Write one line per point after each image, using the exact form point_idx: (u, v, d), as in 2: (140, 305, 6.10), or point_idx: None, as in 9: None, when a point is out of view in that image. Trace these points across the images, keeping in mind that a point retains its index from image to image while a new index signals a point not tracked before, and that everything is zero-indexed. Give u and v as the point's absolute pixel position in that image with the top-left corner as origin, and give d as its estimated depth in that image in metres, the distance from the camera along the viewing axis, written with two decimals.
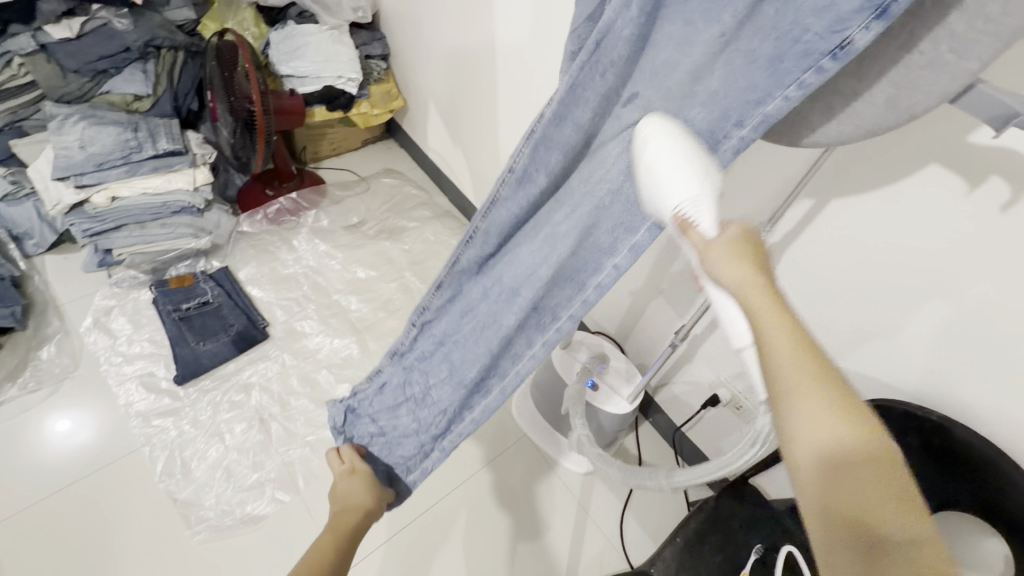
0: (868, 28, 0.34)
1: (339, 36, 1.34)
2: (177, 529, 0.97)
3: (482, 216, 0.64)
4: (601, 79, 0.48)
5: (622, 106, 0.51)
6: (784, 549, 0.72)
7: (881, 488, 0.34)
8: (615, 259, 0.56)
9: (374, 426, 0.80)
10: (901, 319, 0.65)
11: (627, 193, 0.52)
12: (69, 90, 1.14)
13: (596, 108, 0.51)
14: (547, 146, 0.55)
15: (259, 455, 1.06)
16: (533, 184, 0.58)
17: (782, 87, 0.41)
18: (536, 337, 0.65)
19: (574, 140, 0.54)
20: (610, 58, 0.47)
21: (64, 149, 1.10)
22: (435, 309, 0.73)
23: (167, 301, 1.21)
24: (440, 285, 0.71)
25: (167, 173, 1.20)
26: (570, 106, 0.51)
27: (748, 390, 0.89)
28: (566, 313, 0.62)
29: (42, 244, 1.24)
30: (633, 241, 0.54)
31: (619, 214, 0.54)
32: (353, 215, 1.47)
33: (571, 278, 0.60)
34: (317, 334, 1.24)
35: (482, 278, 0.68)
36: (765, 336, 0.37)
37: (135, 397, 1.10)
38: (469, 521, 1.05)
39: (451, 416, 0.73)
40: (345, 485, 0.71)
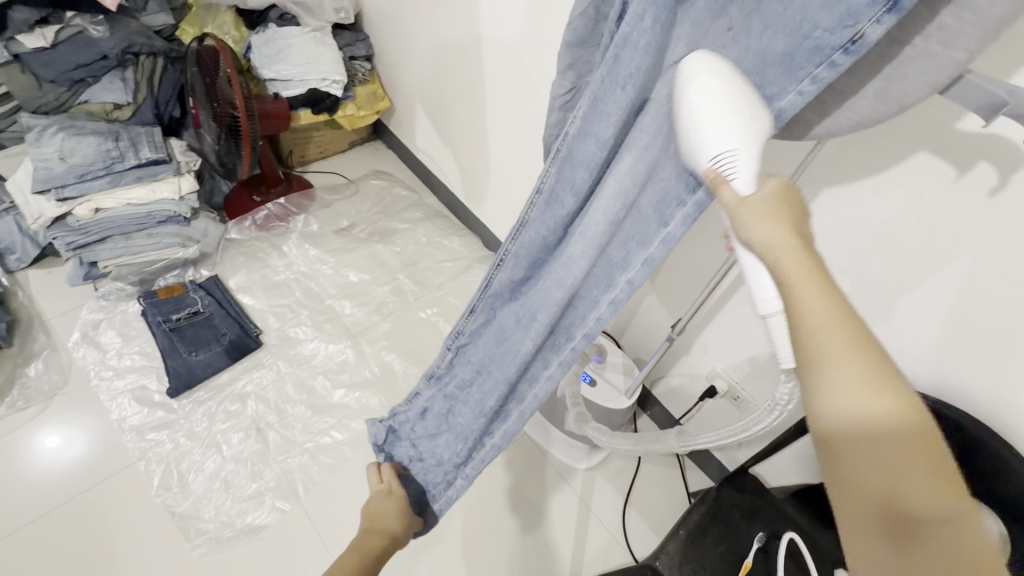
0: (881, 21, 0.34)
1: (322, 37, 1.33)
2: (177, 543, 0.96)
3: (512, 238, 0.64)
4: (621, 91, 0.47)
5: (637, 113, 0.50)
6: (787, 537, 0.72)
7: (912, 461, 0.34)
8: (627, 274, 0.57)
9: (413, 449, 0.82)
10: (893, 298, 0.65)
11: (642, 209, 0.53)
12: (46, 100, 1.12)
13: (618, 123, 0.49)
14: (571, 163, 0.54)
15: (257, 464, 1.05)
16: (563, 208, 0.58)
17: (795, 82, 0.40)
18: (553, 358, 0.68)
19: (598, 157, 0.53)
20: (629, 69, 0.45)
21: (44, 162, 1.08)
22: (469, 333, 0.73)
23: (157, 312, 1.19)
24: (474, 309, 0.71)
25: (152, 183, 1.18)
26: (592, 119, 0.50)
27: (745, 379, 0.90)
28: (581, 332, 0.64)
29: (24, 259, 1.22)
30: (646, 254, 0.55)
31: (632, 228, 0.55)
32: (343, 219, 1.46)
33: (585, 294, 0.61)
34: (311, 340, 1.23)
35: (515, 303, 0.68)
36: (806, 308, 0.35)
37: (128, 411, 1.09)
38: (467, 522, 1.04)
39: (473, 442, 0.77)
40: (382, 504, 0.74)
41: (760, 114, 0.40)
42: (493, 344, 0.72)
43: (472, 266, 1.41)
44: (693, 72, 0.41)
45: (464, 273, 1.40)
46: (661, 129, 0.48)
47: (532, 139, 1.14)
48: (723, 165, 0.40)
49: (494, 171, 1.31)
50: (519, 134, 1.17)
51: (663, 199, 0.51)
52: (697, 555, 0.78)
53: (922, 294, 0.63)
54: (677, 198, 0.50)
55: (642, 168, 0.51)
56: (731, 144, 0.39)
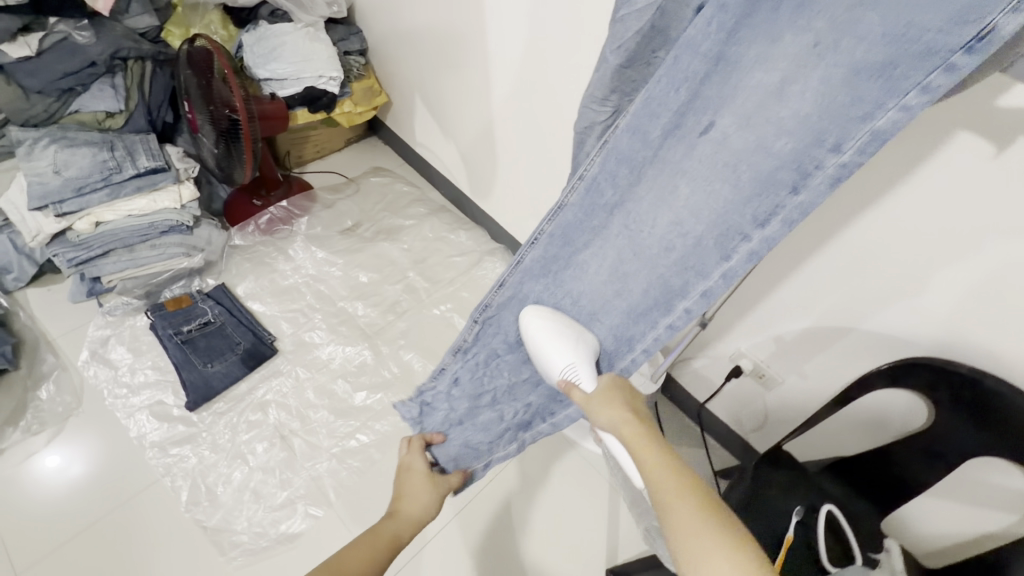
0: (1016, 11, 0.33)
1: (315, 32, 1.28)
2: (212, 557, 0.95)
3: (549, 218, 0.63)
4: (676, 94, 0.48)
5: (699, 136, 0.49)
6: (826, 509, 0.75)
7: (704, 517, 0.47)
8: (686, 303, 0.60)
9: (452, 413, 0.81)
10: (922, 285, 0.67)
11: (705, 245, 0.54)
12: (34, 113, 1.06)
13: (667, 125, 0.50)
14: (618, 158, 0.55)
15: (285, 472, 1.04)
16: (603, 198, 0.58)
17: (900, 95, 0.39)
18: (614, 362, 0.69)
19: (643, 156, 0.53)
20: (686, 72, 0.46)
21: (37, 176, 1.03)
22: (497, 305, 0.71)
23: (166, 325, 1.17)
24: (503, 283, 0.69)
25: (152, 192, 1.15)
26: (643, 117, 0.51)
27: (771, 358, 0.92)
28: (641, 346, 0.66)
29: (22, 279, 1.17)
30: (705, 287, 0.57)
31: (686, 256, 0.56)
32: (347, 219, 1.44)
33: (645, 315, 0.64)
34: (327, 343, 1.22)
35: (548, 281, 0.68)
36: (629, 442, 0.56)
37: (147, 428, 1.07)
38: (466, 528, 1.03)
39: (534, 413, 0.80)
40: (412, 486, 0.74)
41: (580, 338, 0.66)
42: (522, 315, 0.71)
43: (482, 259, 1.40)
44: (528, 320, 0.68)
45: (475, 268, 1.39)
46: (724, 165, 0.49)
47: (542, 129, 1.13)
48: (568, 376, 0.64)
49: (502, 165, 1.30)
50: (528, 125, 1.16)
51: (724, 233, 0.53)
52: None
53: (952, 272, 0.64)
54: (740, 231, 0.52)
55: (699, 200, 0.52)
56: (567, 362, 0.64)
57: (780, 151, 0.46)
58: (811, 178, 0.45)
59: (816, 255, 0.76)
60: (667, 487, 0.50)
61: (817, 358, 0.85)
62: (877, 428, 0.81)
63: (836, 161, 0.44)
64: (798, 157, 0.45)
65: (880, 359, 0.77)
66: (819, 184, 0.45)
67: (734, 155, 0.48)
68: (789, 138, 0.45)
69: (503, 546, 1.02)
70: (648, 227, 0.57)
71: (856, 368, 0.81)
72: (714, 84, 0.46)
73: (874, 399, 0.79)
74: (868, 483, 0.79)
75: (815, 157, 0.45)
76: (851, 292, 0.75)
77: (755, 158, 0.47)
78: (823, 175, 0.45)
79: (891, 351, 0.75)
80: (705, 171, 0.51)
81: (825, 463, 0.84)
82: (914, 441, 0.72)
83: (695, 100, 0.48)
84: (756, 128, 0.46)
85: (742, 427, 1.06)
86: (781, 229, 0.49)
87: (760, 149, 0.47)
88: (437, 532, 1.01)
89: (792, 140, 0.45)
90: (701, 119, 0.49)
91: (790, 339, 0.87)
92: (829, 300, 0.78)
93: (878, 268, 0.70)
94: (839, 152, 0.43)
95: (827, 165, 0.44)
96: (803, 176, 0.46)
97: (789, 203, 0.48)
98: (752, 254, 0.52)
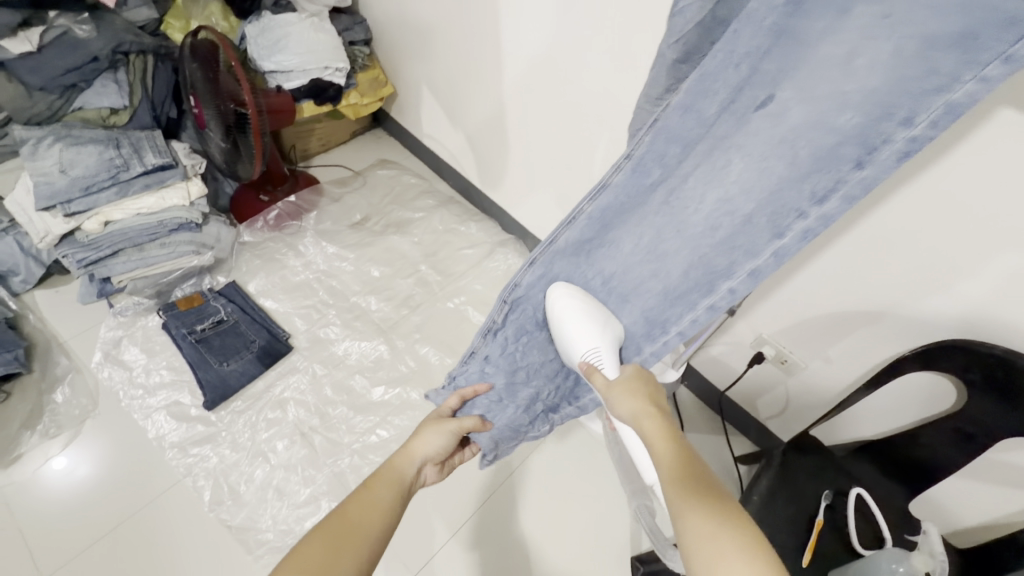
0: None
1: (319, 22, 1.25)
2: (239, 555, 0.95)
3: (589, 198, 0.61)
4: (733, 70, 0.47)
5: (755, 110, 0.48)
6: (854, 491, 0.76)
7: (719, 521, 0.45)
8: (729, 283, 0.60)
9: (490, 395, 0.75)
10: (959, 274, 0.67)
11: (756, 222, 0.54)
12: (37, 111, 1.04)
13: (723, 101, 0.49)
14: (668, 136, 0.53)
15: (307, 469, 1.03)
16: (649, 176, 0.57)
17: (979, 66, 0.38)
18: (645, 346, 0.69)
19: (696, 132, 0.52)
20: (746, 46, 0.45)
21: (44, 176, 1.01)
22: (526, 285, 0.68)
23: (179, 324, 1.15)
24: (533, 262, 0.67)
25: (160, 190, 1.13)
26: (698, 94, 0.49)
27: (795, 343, 0.92)
28: (676, 329, 0.66)
29: (30, 280, 1.15)
30: (754, 266, 0.57)
31: (736, 235, 0.56)
32: (356, 213, 1.42)
33: (684, 296, 0.63)
34: (343, 339, 1.21)
35: (581, 263, 0.67)
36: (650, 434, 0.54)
37: (166, 428, 1.06)
38: (483, 525, 1.03)
39: (565, 394, 0.80)
40: (427, 429, 0.68)
41: (606, 327, 0.66)
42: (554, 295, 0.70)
43: (494, 251, 1.38)
44: (557, 298, 0.67)
45: (487, 259, 1.37)
46: (781, 141, 0.49)
47: (556, 117, 1.12)
48: (590, 359, 0.64)
49: (513, 154, 1.28)
50: (542, 113, 1.14)
51: (778, 212, 0.53)
52: (772, 518, 0.78)
53: (1006, 259, 0.62)
54: (796, 209, 0.51)
55: (752, 176, 0.52)
56: (591, 346, 0.65)
57: (844, 127, 0.45)
58: (877, 153, 0.45)
59: (846, 236, 0.75)
60: (680, 486, 0.49)
61: (842, 342, 0.85)
62: (908, 411, 0.81)
63: (907, 135, 0.43)
64: (864, 132, 0.45)
65: (911, 341, 0.77)
66: (886, 159, 0.45)
67: (793, 131, 0.48)
68: (854, 113, 0.44)
69: (513, 550, 1.01)
70: (694, 205, 0.57)
71: (883, 352, 0.82)
72: (774, 58, 0.45)
73: (903, 383, 0.79)
74: (898, 465, 0.80)
75: (883, 131, 0.44)
76: (879, 279, 0.75)
77: (815, 134, 0.47)
78: (891, 149, 0.44)
79: (919, 335, 0.76)
80: (760, 147, 0.50)
81: (853, 445, 0.85)
82: (945, 422, 0.73)
83: (754, 75, 0.47)
84: (819, 101, 0.45)
85: (762, 413, 1.07)
86: (841, 205, 0.49)
87: (823, 123, 0.46)
88: (446, 542, 1.00)
89: (859, 115, 0.44)
90: (759, 94, 0.47)
91: (807, 325, 0.88)
92: (859, 284, 0.78)
93: (920, 248, 0.69)
94: (909, 126, 0.43)
95: (896, 138, 0.44)
96: (869, 151, 0.45)
97: (852, 177, 0.47)
98: (806, 233, 0.52)
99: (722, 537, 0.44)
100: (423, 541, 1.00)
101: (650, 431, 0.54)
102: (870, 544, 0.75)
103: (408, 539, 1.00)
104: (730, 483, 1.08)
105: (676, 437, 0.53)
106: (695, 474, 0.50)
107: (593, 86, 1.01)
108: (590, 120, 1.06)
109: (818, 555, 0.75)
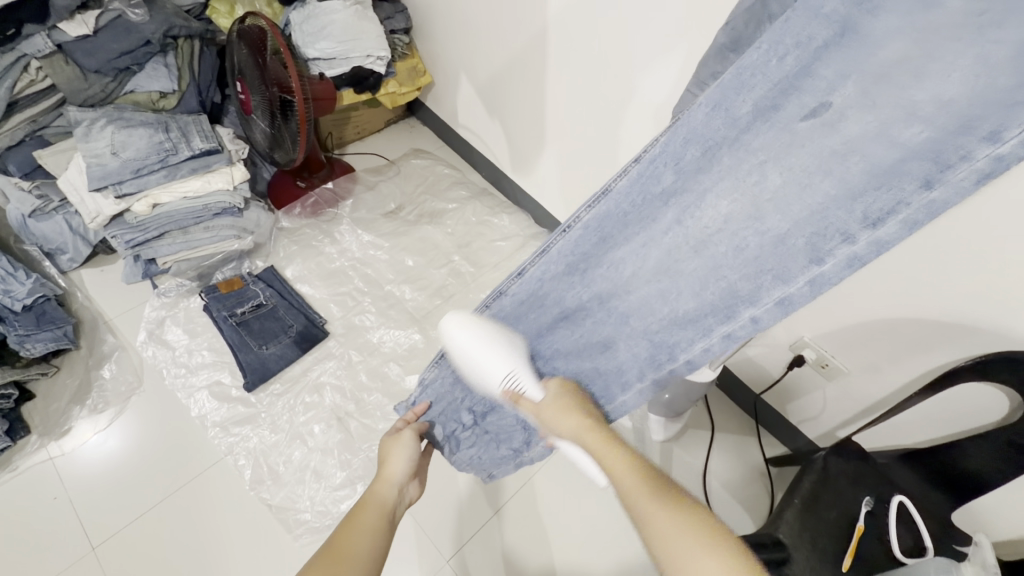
0: None
1: (363, 11, 1.24)
2: (280, 534, 0.98)
3: (586, 207, 0.54)
4: (777, 63, 0.40)
5: (803, 119, 0.42)
6: (896, 498, 0.78)
7: (674, 507, 0.48)
8: (752, 310, 0.51)
9: (470, 414, 0.78)
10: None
11: (791, 244, 0.47)
12: (92, 93, 1.06)
13: (762, 98, 0.42)
14: (687, 137, 0.46)
15: (344, 454, 1.05)
16: (659, 185, 0.50)
17: None
18: (649, 372, 0.63)
19: (724, 135, 0.45)
20: (799, 36, 0.39)
21: (95, 157, 1.03)
22: (510, 297, 0.64)
23: (221, 307, 1.18)
24: (522, 272, 0.61)
25: (206, 174, 1.15)
26: (731, 90, 0.43)
27: (838, 350, 0.91)
28: (684, 357, 0.59)
29: (77, 259, 1.18)
30: (784, 293, 0.49)
31: (773, 263, 0.48)
32: (390, 202, 1.43)
33: (696, 321, 0.55)
34: (378, 327, 1.22)
35: (575, 280, 0.60)
36: (597, 449, 0.57)
37: (207, 407, 1.09)
38: (506, 528, 1.03)
39: None
40: (393, 449, 0.69)
41: (512, 342, 0.65)
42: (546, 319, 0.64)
43: (527, 244, 1.38)
44: (448, 330, 0.64)
45: (519, 252, 1.37)
46: (830, 154, 0.42)
47: (597, 109, 1.11)
48: (510, 386, 0.63)
49: (550, 146, 1.28)
50: (585, 107, 1.13)
51: (820, 232, 0.45)
52: (816, 523, 0.78)
53: None
54: (843, 231, 0.44)
55: (792, 192, 0.44)
56: (507, 371, 0.63)
57: (911, 142, 0.38)
58: (952, 172, 0.37)
59: (907, 245, 0.73)
60: (633, 490, 0.51)
61: (887, 348, 0.85)
62: (959, 419, 0.81)
63: (990, 153, 0.36)
64: (937, 147, 0.38)
65: (933, 347, 0.79)
66: (961, 179, 0.37)
67: (846, 143, 0.41)
68: (923, 126, 0.37)
69: (534, 551, 1.01)
70: (714, 223, 0.49)
71: (936, 363, 0.80)
72: (831, 60, 0.39)
73: (958, 395, 0.79)
74: (947, 475, 0.79)
75: (960, 146, 0.37)
76: (938, 285, 0.74)
77: (871, 147, 0.40)
78: (968, 168, 0.37)
79: (981, 346, 0.74)
80: (812, 159, 0.43)
81: (898, 452, 0.85)
82: (999, 433, 0.73)
83: (804, 77, 0.40)
84: (882, 110, 0.38)
85: (793, 416, 1.07)
86: (899, 230, 0.41)
87: (884, 135, 0.39)
88: (474, 535, 1.02)
89: (928, 128, 0.37)
90: (808, 100, 0.41)
91: (854, 330, 0.87)
92: (906, 294, 0.78)
93: (973, 262, 0.69)
94: (994, 143, 0.35)
95: (977, 157, 0.36)
96: (941, 170, 0.38)
97: (917, 200, 0.40)
98: (852, 259, 0.44)
99: (680, 526, 0.47)
100: (452, 529, 1.02)
101: (597, 448, 0.57)
102: (908, 554, 0.75)
103: (441, 528, 1.02)
104: (758, 480, 1.09)
105: (619, 448, 0.56)
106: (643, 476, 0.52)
107: (638, 80, 1.00)
108: (633, 113, 1.05)
109: (860, 560, 0.75)
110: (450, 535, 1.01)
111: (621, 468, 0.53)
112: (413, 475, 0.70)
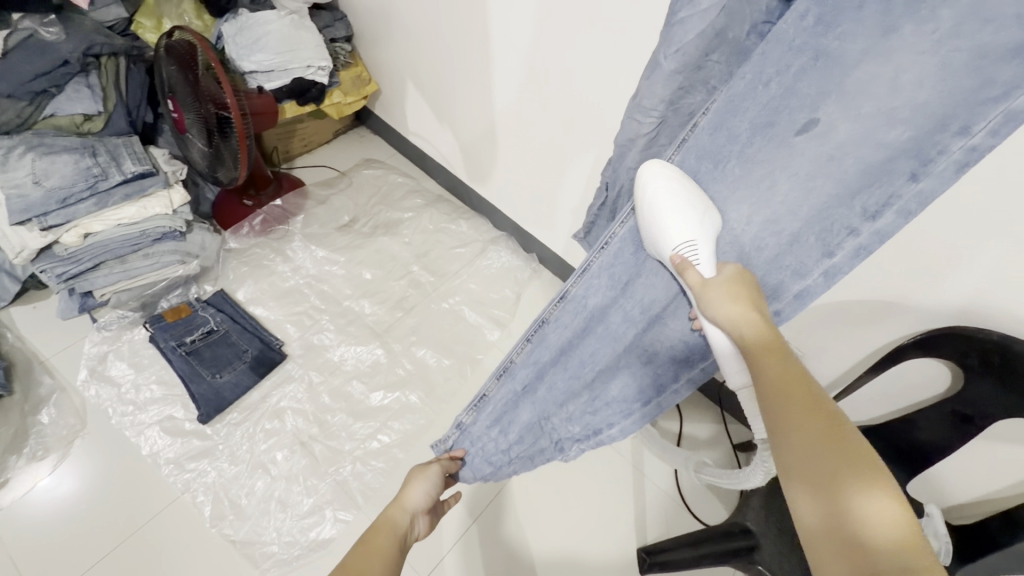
0: None
1: (300, 20, 1.21)
2: (246, 570, 0.93)
3: (619, 223, 0.61)
4: (763, 89, 0.47)
5: (796, 133, 0.49)
6: None
7: (825, 441, 0.40)
8: (776, 305, 0.58)
9: (503, 454, 0.75)
10: (948, 270, 0.69)
11: (805, 240, 0.53)
12: (6, 119, 0.99)
13: (755, 118, 0.49)
14: (700, 153, 0.54)
15: (310, 478, 1.02)
16: None
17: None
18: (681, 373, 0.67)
19: (732, 152, 0.52)
20: (776, 66, 0.46)
21: (16, 188, 0.96)
22: (556, 320, 0.67)
23: (168, 336, 1.13)
24: (565, 295, 0.66)
25: (141, 199, 1.08)
26: (727, 114, 0.50)
27: (790, 333, 0.94)
28: None
29: (3, 297, 1.11)
30: (802, 286, 0.56)
31: (793, 259, 0.55)
32: (343, 215, 1.39)
33: None
34: (338, 345, 1.19)
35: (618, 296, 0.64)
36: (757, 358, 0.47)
37: (159, 445, 1.03)
38: (489, 530, 1.02)
39: (596, 439, 0.73)
40: (413, 480, 0.69)
41: (706, 211, 0.54)
42: (592, 342, 0.67)
43: (486, 249, 1.37)
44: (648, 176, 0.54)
45: (480, 257, 1.35)
46: (827, 159, 0.49)
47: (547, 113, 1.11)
48: (684, 253, 0.53)
49: (501, 148, 1.27)
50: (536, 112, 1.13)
51: (828, 227, 0.52)
52: None
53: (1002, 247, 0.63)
54: (848, 225, 0.51)
55: (798, 195, 0.51)
56: (687, 239, 0.53)
57: (894, 142, 0.45)
58: (934, 165, 0.45)
59: None
60: (786, 398, 0.43)
61: (840, 332, 0.88)
62: (911, 393, 0.84)
63: (964, 144, 0.42)
64: (918, 145, 0.44)
65: (884, 327, 0.82)
66: (943, 170, 0.44)
67: (839, 148, 0.48)
68: (904, 127, 0.44)
69: (517, 553, 1.00)
70: (740, 224, 0.55)
71: (887, 339, 0.83)
72: (811, 80, 0.45)
73: (906, 371, 0.82)
74: (900, 448, 0.82)
75: (937, 143, 0.43)
76: (874, 265, 0.76)
77: (862, 150, 0.47)
78: (948, 161, 0.44)
79: (926, 322, 0.77)
80: (808, 166, 0.50)
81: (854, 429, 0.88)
82: (945, 404, 0.76)
83: (791, 97, 0.47)
84: (865, 118, 0.45)
85: None
86: (896, 218, 0.49)
87: (868, 140, 0.46)
88: (456, 542, 1.00)
89: (909, 129, 0.44)
90: (798, 117, 0.48)
91: (809, 317, 0.89)
92: (851, 277, 0.80)
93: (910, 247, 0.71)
94: (966, 136, 0.42)
95: (953, 148, 0.43)
96: (924, 164, 0.45)
97: (907, 191, 0.47)
98: (860, 248, 0.52)
99: (823, 455, 0.39)
100: (430, 544, 0.99)
101: (751, 348, 0.48)
102: None
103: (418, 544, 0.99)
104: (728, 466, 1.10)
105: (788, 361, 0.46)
106: (802, 389, 0.43)
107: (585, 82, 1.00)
108: (580, 114, 1.05)
109: None
110: (434, 543, 0.99)
111: (774, 371, 0.45)
112: (425, 510, 0.67)
